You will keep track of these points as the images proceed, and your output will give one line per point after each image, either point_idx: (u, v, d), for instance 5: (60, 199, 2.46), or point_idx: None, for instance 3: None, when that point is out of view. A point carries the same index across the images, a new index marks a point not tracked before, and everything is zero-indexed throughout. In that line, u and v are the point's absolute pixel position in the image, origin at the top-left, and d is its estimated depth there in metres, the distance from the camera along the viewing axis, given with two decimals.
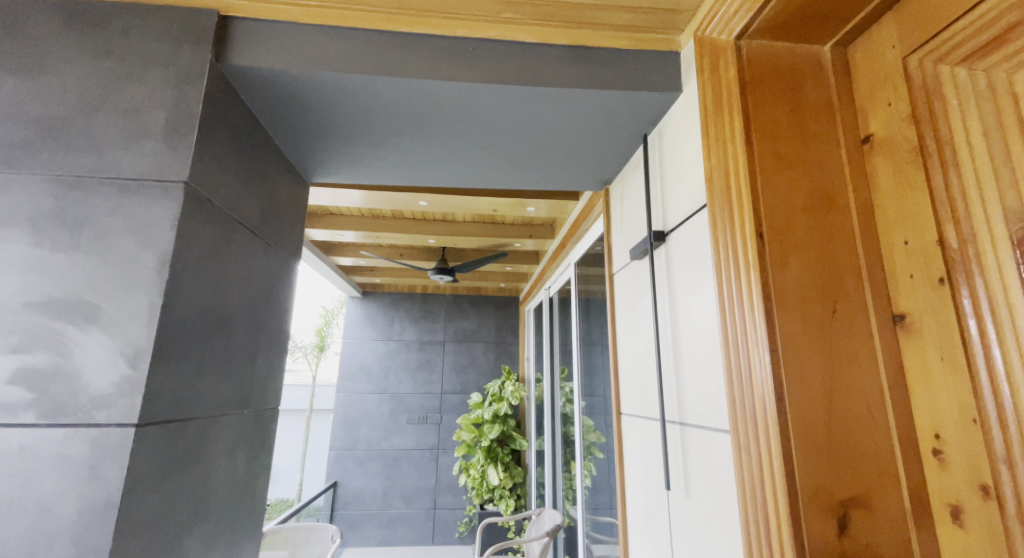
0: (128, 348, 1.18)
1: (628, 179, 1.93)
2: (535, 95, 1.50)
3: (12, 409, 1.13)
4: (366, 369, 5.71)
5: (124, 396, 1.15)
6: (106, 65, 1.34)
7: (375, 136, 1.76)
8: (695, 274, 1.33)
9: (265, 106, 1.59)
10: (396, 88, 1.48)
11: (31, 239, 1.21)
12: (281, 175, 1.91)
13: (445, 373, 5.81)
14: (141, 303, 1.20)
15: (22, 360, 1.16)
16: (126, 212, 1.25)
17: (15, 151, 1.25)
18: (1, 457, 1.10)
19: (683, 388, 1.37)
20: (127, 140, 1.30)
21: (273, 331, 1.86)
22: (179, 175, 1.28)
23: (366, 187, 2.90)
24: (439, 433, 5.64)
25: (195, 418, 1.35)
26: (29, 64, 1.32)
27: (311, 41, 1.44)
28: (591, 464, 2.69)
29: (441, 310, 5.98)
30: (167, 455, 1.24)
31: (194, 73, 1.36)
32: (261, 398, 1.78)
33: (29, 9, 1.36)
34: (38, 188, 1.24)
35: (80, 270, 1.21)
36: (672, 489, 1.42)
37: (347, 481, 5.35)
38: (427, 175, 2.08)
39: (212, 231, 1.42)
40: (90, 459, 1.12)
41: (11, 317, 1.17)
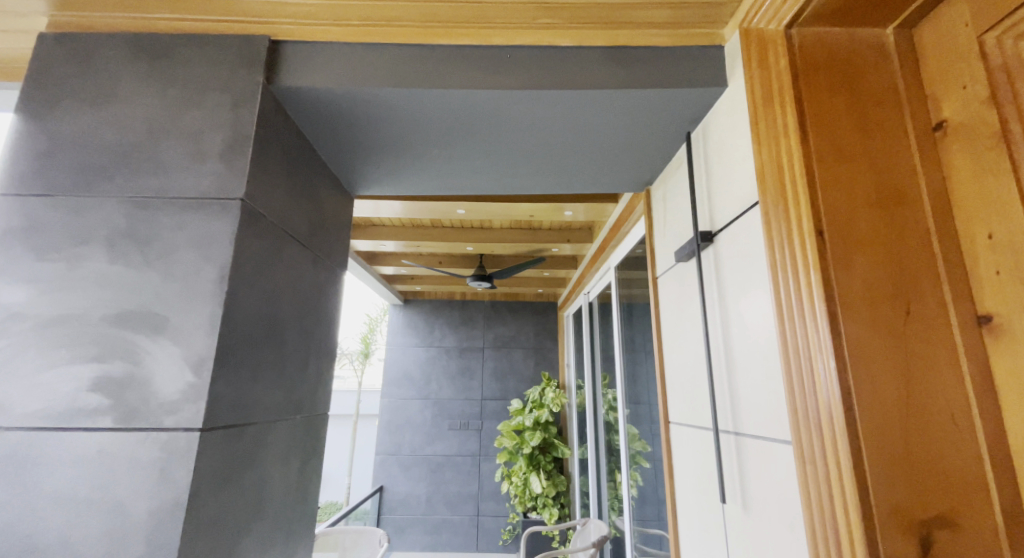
0: (192, 356, 1.24)
1: (671, 179, 1.88)
2: (573, 99, 1.49)
3: (92, 414, 1.21)
4: (408, 376, 5.81)
5: (190, 402, 1.21)
6: (170, 92, 1.44)
7: (416, 147, 1.79)
8: (748, 275, 1.27)
9: (312, 123, 1.66)
10: (435, 100, 1.50)
11: (107, 256, 1.31)
12: (328, 189, 1.98)
13: (486, 380, 5.83)
14: (203, 313, 1.27)
15: (100, 368, 1.24)
16: (189, 229, 1.33)
17: (93, 176, 1.36)
18: (83, 459, 1.18)
19: (737, 395, 1.31)
20: (189, 161, 1.38)
21: (322, 339, 1.92)
22: (235, 193, 1.35)
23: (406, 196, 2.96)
24: (480, 440, 5.65)
25: (253, 423, 1.41)
26: (104, 95, 1.43)
27: (354, 58, 1.49)
28: (637, 474, 2.62)
29: (480, 316, 6.02)
30: (228, 458, 1.30)
31: (247, 94, 1.43)
32: (312, 403, 1.84)
33: (102, 45, 1.47)
34: (112, 209, 1.34)
35: (150, 283, 1.29)
36: (727, 502, 1.36)
37: (393, 485, 5.46)
38: (465, 183, 2.10)
39: (266, 244, 1.48)
40: (161, 461, 1.18)
41: (90, 329, 1.26)
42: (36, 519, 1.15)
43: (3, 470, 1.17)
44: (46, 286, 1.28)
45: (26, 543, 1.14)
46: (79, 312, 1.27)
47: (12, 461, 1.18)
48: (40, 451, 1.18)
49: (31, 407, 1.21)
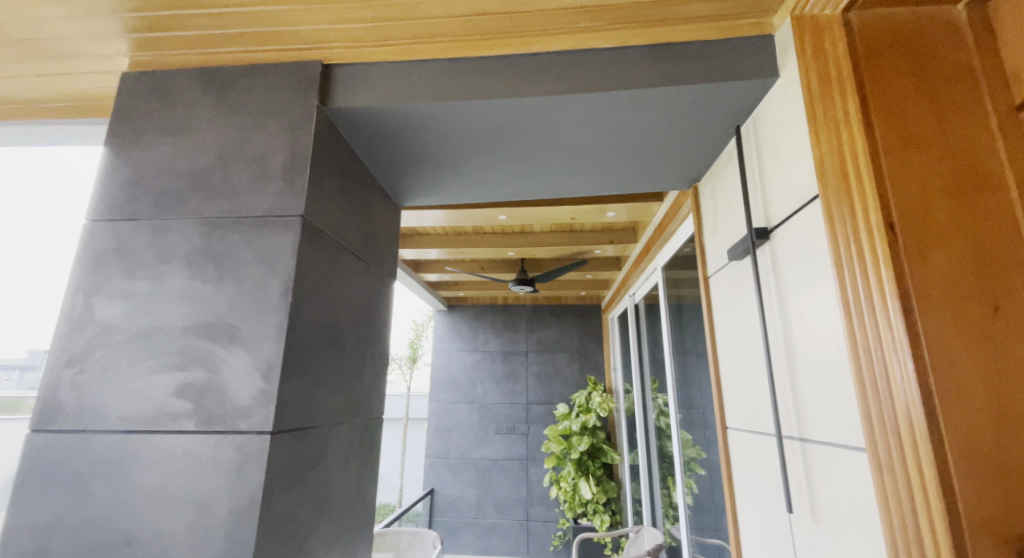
0: (262, 364, 1.33)
1: (720, 175, 1.82)
2: (616, 100, 1.48)
3: (177, 418, 1.32)
4: (455, 380, 5.91)
5: (261, 407, 1.29)
6: (236, 119, 1.54)
7: (460, 156, 1.83)
8: (809, 273, 1.21)
9: (362, 140, 1.73)
10: (479, 110, 1.54)
11: (186, 273, 1.42)
12: (377, 202, 2.06)
13: (532, 384, 5.83)
14: (270, 323, 1.35)
15: (182, 376, 1.34)
16: (256, 245, 1.42)
17: (172, 200, 1.48)
18: (170, 459, 1.29)
19: (802, 399, 1.25)
20: (253, 182, 1.48)
21: (376, 345, 1.99)
22: (296, 210, 1.43)
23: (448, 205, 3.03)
24: (528, 444, 5.64)
25: (316, 427, 1.49)
26: (179, 125, 1.56)
27: (401, 76, 1.55)
28: (692, 481, 2.54)
29: (524, 320, 6.03)
30: (294, 460, 1.37)
31: (303, 116, 1.52)
32: (368, 408, 1.91)
33: (176, 80, 1.61)
34: (189, 230, 1.45)
35: (223, 297, 1.39)
36: (794, 512, 1.29)
37: (443, 488, 5.55)
38: (509, 189, 2.12)
39: (324, 256, 1.56)
40: (237, 462, 1.26)
41: (174, 340, 1.37)
42: (131, 515, 1.26)
43: (104, 469, 1.29)
44: (134, 301, 1.40)
45: (124, 536, 1.25)
46: (164, 325, 1.38)
47: (111, 461, 1.30)
48: (134, 452, 1.30)
49: (125, 411, 1.33)
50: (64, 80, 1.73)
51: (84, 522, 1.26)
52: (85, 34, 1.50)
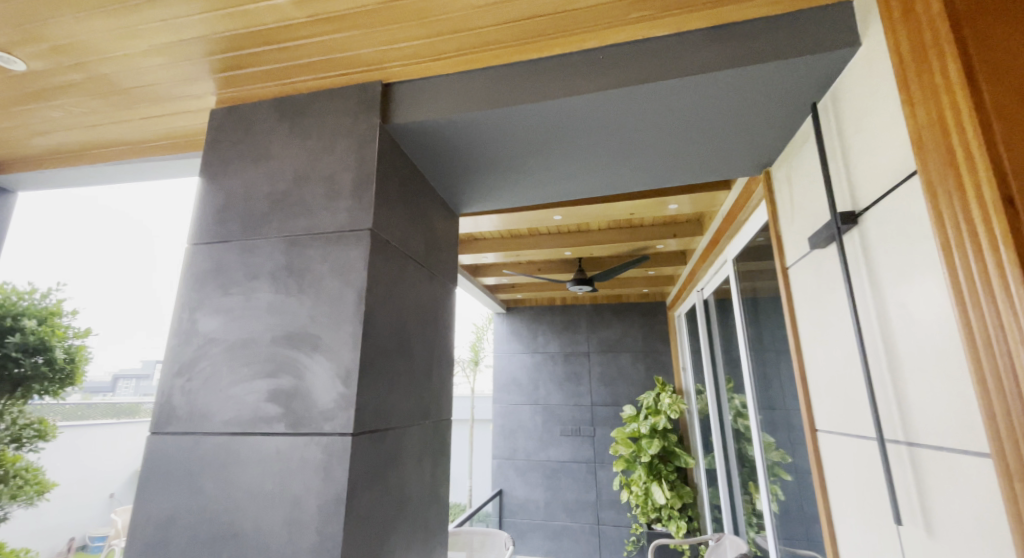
0: (341, 369, 1.40)
1: (795, 158, 1.70)
2: (676, 89, 1.43)
3: (271, 421, 1.42)
4: (517, 382, 5.94)
5: (342, 410, 1.37)
6: (309, 142, 1.65)
7: (517, 160, 1.85)
8: (909, 258, 1.10)
9: (421, 152, 1.80)
10: (535, 112, 1.54)
11: (272, 288, 1.53)
12: (437, 210, 2.12)
13: (596, 385, 5.73)
14: (346, 331, 1.43)
15: (273, 382, 1.45)
16: (332, 258, 1.51)
17: (256, 221, 1.61)
18: (266, 459, 1.39)
19: (908, 398, 1.13)
20: (325, 199, 1.57)
21: (442, 349, 2.04)
22: (365, 223, 1.51)
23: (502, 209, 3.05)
24: (595, 447, 5.54)
25: (391, 428, 1.55)
26: (260, 152, 1.69)
27: (457, 88, 1.60)
28: (777, 487, 2.38)
29: (584, 321, 5.94)
30: (374, 460, 1.44)
31: (368, 134, 1.60)
32: (438, 410, 1.96)
33: (257, 112, 1.75)
34: (273, 248, 1.57)
35: (305, 308, 1.49)
36: (903, 524, 1.17)
37: (511, 489, 5.60)
38: (567, 189, 2.10)
39: (391, 265, 1.62)
40: (324, 462, 1.34)
41: (264, 348, 1.48)
42: (235, 510, 1.37)
43: (211, 468, 1.42)
44: (229, 315, 1.54)
45: (231, 528, 1.36)
46: (255, 335, 1.50)
47: (216, 460, 1.42)
48: (235, 453, 1.42)
49: (226, 415, 1.45)
50: (163, 120, 1.94)
51: (197, 515, 1.39)
52: (179, 78, 1.67)
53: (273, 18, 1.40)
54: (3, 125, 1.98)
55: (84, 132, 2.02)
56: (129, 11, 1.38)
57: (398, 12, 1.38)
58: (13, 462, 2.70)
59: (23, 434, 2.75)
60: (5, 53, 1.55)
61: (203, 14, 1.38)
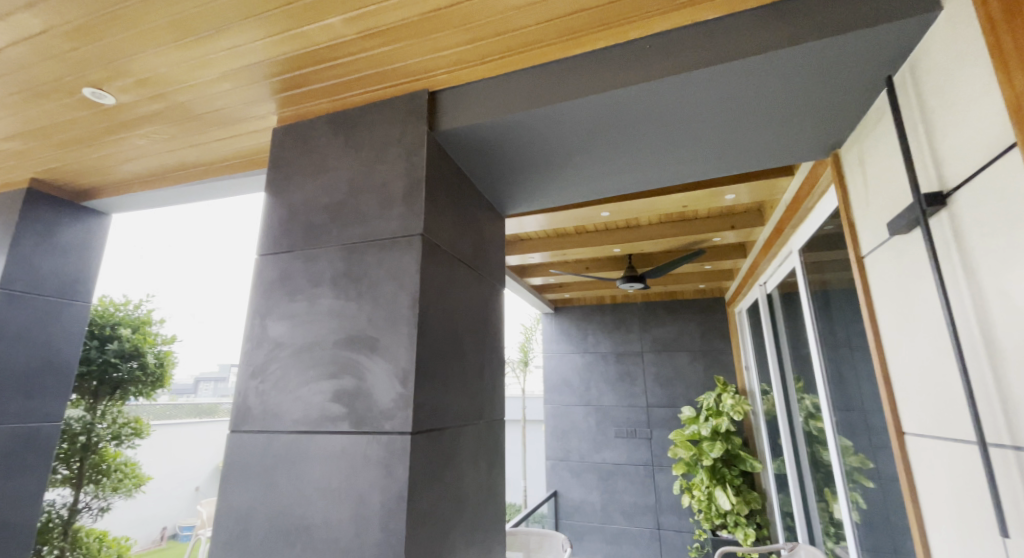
0: (399, 370, 1.44)
1: (868, 138, 1.57)
2: (731, 73, 1.37)
3: (336, 420, 1.48)
4: (569, 383, 5.88)
5: (401, 409, 1.41)
6: (361, 153, 1.72)
7: (564, 158, 1.83)
8: (1011, 240, 0.99)
9: (468, 156, 1.82)
10: (582, 108, 1.53)
11: (332, 293, 1.60)
12: (484, 212, 2.13)
13: (651, 386, 5.57)
14: (402, 333, 1.47)
15: (337, 383, 1.51)
16: (386, 264, 1.56)
17: (316, 230, 1.69)
18: (333, 456, 1.45)
19: (1014, 397, 1.01)
20: (379, 207, 1.63)
21: (493, 350, 2.06)
22: (416, 228, 1.54)
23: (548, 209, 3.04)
24: (652, 449, 5.38)
25: (447, 428, 1.58)
26: (318, 165, 1.77)
27: (501, 90, 1.61)
28: (857, 494, 2.21)
29: (636, 319, 5.79)
30: (432, 459, 1.47)
31: (417, 141, 1.64)
32: (491, 411, 1.97)
33: (314, 128, 1.84)
34: (332, 256, 1.64)
35: (363, 312, 1.54)
36: (1012, 537, 1.05)
37: (566, 491, 5.55)
38: (616, 184, 2.06)
39: (442, 269, 1.66)
40: (386, 460, 1.39)
41: (328, 351, 1.55)
42: (306, 504, 1.45)
43: (283, 464, 1.51)
44: (295, 320, 1.62)
45: (303, 521, 1.44)
46: (319, 339, 1.57)
47: (288, 457, 1.51)
48: (305, 450, 1.49)
49: (296, 415, 1.53)
50: (231, 141, 2.08)
51: (272, 509, 1.48)
52: (245, 101, 1.78)
53: (326, 37, 1.47)
54: (97, 155, 2.19)
55: (164, 157, 2.21)
56: (201, 43, 1.50)
57: (443, 20, 1.40)
58: (114, 457, 3.12)
59: (122, 432, 3.20)
60: (97, 89, 1.72)
61: (264, 39, 1.47)
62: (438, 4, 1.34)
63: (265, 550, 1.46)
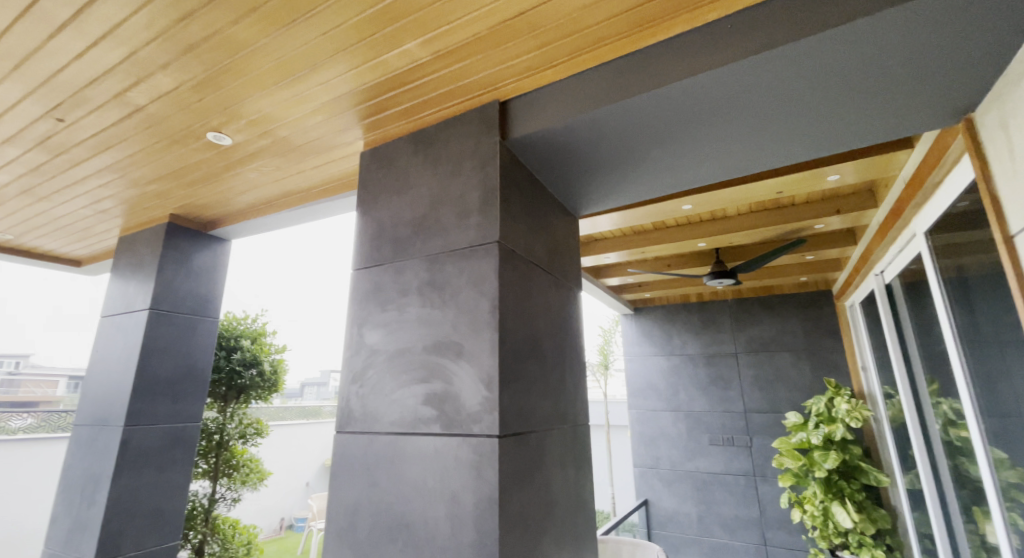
0: (483, 374, 1.48)
1: (1010, 97, 1.34)
2: (830, 42, 1.25)
3: (428, 422, 1.55)
4: (655, 387, 5.65)
5: (488, 412, 1.44)
6: (438, 167, 1.80)
7: (642, 152, 1.78)
8: None
9: (540, 161, 1.83)
10: (661, 99, 1.47)
11: (419, 302, 1.69)
12: (558, 216, 2.13)
13: (748, 390, 5.18)
14: (485, 337, 1.51)
15: (427, 386, 1.59)
16: (466, 272, 1.61)
17: (401, 244, 1.79)
18: (426, 456, 1.53)
19: None
20: (457, 218, 1.69)
21: (572, 353, 2.04)
22: (493, 236, 1.58)
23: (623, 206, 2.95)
24: (753, 458, 5.00)
25: (533, 432, 1.60)
26: (401, 182, 1.89)
27: (572, 92, 1.61)
28: (1018, 516, 1.87)
29: (727, 318, 5.42)
30: (520, 462, 1.49)
31: (491, 151, 1.68)
32: (575, 415, 1.96)
33: (395, 148, 1.96)
34: (417, 266, 1.73)
35: (447, 319, 1.60)
36: None
37: (658, 500, 5.32)
38: (698, 174, 1.96)
39: (519, 274, 1.68)
40: (476, 462, 1.42)
41: (418, 356, 1.64)
42: (404, 503, 1.53)
43: (383, 464, 1.61)
44: (388, 328, 1.73)
45: (403, 519, 1.52)
46: (409, 345, 1.66)
47: (387, 457, 1.60)
48: (401, 450, 1.58)
49: (392, 416, 1.63)
50: (325, 167, 2.28)
51: (375, 506, 1.58)
52: (337, 129, 1.94)
53: (405, 62, 1.56)
54: (218, 189, 2.51)
55: (270, 186, 2.47)
56: (298, 81, 1.66)
57: (512, 30, 1.43)
58: (241, 454, 3.49)
59: (247, 432, 3.59)
60: (218, 133, 1.98)
61: (351, 71, 1.60)
62: (506, 14, 1.37)
63: (371, 544, 1.56)
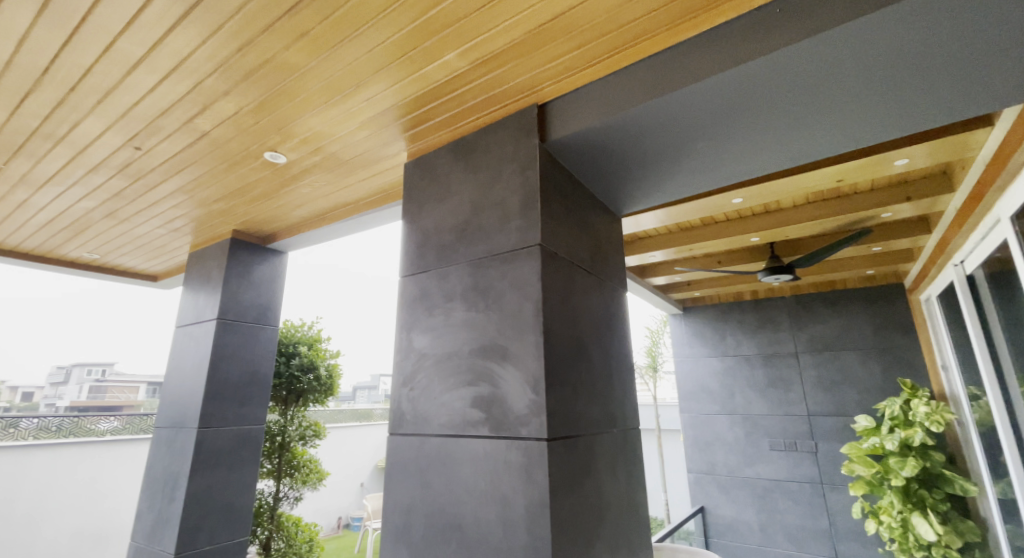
0: (530, 377, 1.48)
1: None
2: (890, 18, 1.17)
3: (477, 425, 1.57)
4: (708, 389, 5.44)
5: (535, 415, 1.44)
6: (479, 174, 1.83)
7: (686, 146, 1.73)
8: None
9: (581, 162, 1.82)
10: (706, 91, 1.43)
11: (464, 306, 1.72)
12: (600, 216, 2.11)
13: (811, 392, 4.89)
14: (530, 341, 1.51)
15: (474, 389, 1.61)
16: (510, 276, 1.62)
17: (445, 250, 1.84)
18: (477, 458, 1.55)
19: None
20: (499, 223, 1.71)
21: (619, 354, 2.01)
22: (535, 239, 1.59)
23: (667, 203, 2.88)
24: (819, 465, 4.70)
25: (582, 435, 1.58)
26: (443, 190, 1.93)
27: (611, 90, 1.59)
28: None
29: (784, 316, 5.15)
30: (570, 466, 1.48)
31: (531, 155, 1.69)
32: (625, 419, 1.92)
33: (437, 157, 2.01)
34: (461, 272, 1.76)
35: (492, 322, 1.62)
36: None
37: (715, 507, 5.12)
38: (748, 166, 1.88)
39: (562, 275, 1.68)
40: (526, 465, 1.43)
41: (464, 359, 1.66)
42: (457, 504, 1.55)
43: (435, 465, 1.64)
44: (435, 332, 1.77)
45: (456, 520, 1.54)
46: (456, 348, 1.69)
47: (439, 459, 1.64)
48: (452, 452, 1.61)
49: (441, 419, 1.67)
50: (373, 179, 2.36)
51: (429, 507, 1.62)
52: (383, 142, 2.02)
53: (444, 73, 1.60)
54: (276, 205, 2.66)
55: (322, 200, 2.59)
56: (346, 99, 1.74)
57: (549, 33, 1.44)
58: (302, 454, 3.67)
59: (306, 433, 3.77)
60: (274, 151, 2.10)
61: (394, 85, 1.66)
62: (543, 18, 1.38)
63: (426, 544, 1.60)
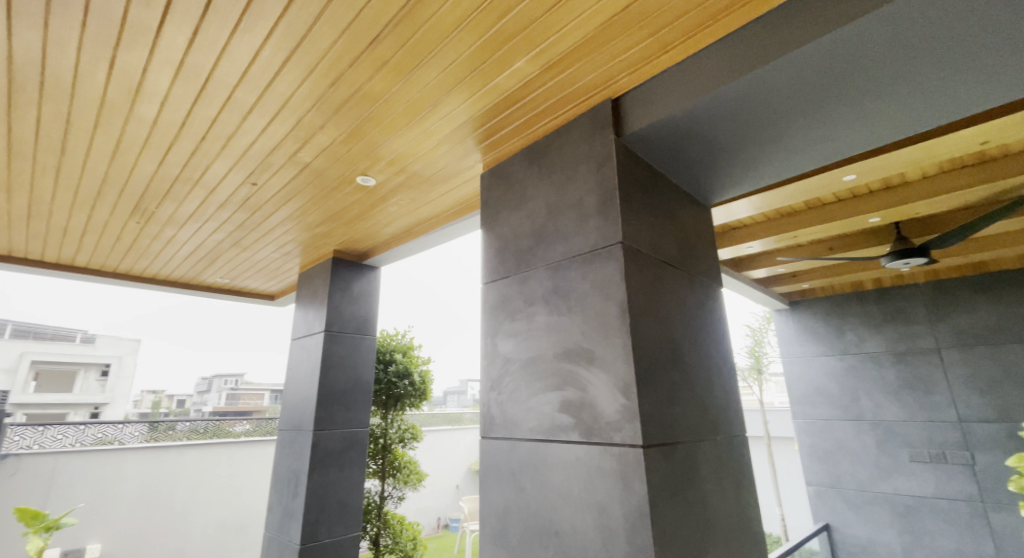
0: (619, 382, 1.43)
1: None
2: None
3: (567, 430, 1.55)
4: (826, 392, 4.88)
5: (628, 421, 1.39)
6: (554, 176, 1.81)
7: (782, 124, 1.57)
8: None
9: (662, 152, 1.73)
10: (801, 61, 1.29)
11: (547, 310, 1.71)
12: (686, 208, 1.99)
13: (960, 394, 4.17)
14: (617, 343, 1.46)
15: (562, 394, 1.59)
16: (591, 277, 1.58)
17: (524, 255, 1.84)
18: (569, 464, 1.52)
19: None
20: (577, 224, 1.68)
21: (717, 355, 1.86)
22: (616, 238, 1.54)
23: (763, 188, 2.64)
24: (977, 480, 3.99)
25: (680, 442, 1.49)
26: (520, 196, 1.95)
27: (691, 73, 1.50)
28: None
29: (919, 307, 4.47)
30: (669, 474, 1.40)
31: (607, 151, 1.64)
32: (728, 424, 1.77)
33: (512, 163, 2.03)
34: (542, 275, 1.76)
35: (577, 325, 1.59)
36: None
37: (844, 525, 4.56)
38: (859, 139, 1.66)
39: (647, 274, 1.60)
40: (621, 473, 1.37)
41: (550, 364, 1.65)
42: (552, 510, 1.54)
43: (528, 469, 1.64)
44: (519, 337, 1.78)
45: (552, 526, 1.53)
46: (541, 352, 1.69)
47: (531, 463, 1.64)
48: (544, 457, 1.60)
49: (531, 424, 1.67)
50: (453, 192, 2.45)
51: (524, 512, 1.62)
52: (460, 155, 2.09)
53: (515, 80, 1.62)
54: (369, 224, 2.87)
55: (408, 216, 2.74)
56: (424, 119, 1.83)
57: (619, 25, 1.40)
58: (402, 456, 3.89)
59: (405, 436, 3.98)
60: (365, 176, 2.27)
61: (468, 100, 1.72)
62: (611, 11, 1.35)
63: (523, 549, 1.60)
